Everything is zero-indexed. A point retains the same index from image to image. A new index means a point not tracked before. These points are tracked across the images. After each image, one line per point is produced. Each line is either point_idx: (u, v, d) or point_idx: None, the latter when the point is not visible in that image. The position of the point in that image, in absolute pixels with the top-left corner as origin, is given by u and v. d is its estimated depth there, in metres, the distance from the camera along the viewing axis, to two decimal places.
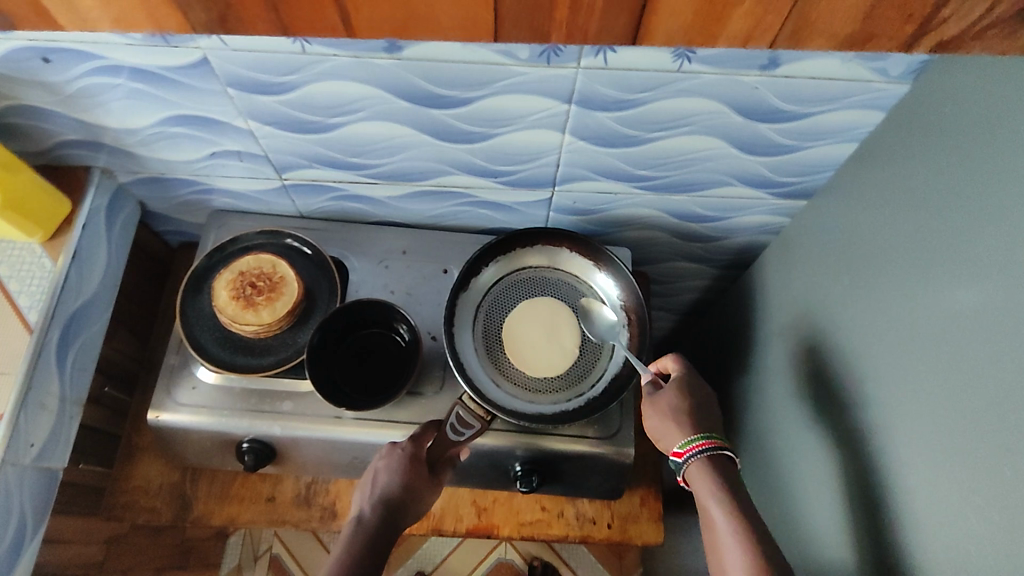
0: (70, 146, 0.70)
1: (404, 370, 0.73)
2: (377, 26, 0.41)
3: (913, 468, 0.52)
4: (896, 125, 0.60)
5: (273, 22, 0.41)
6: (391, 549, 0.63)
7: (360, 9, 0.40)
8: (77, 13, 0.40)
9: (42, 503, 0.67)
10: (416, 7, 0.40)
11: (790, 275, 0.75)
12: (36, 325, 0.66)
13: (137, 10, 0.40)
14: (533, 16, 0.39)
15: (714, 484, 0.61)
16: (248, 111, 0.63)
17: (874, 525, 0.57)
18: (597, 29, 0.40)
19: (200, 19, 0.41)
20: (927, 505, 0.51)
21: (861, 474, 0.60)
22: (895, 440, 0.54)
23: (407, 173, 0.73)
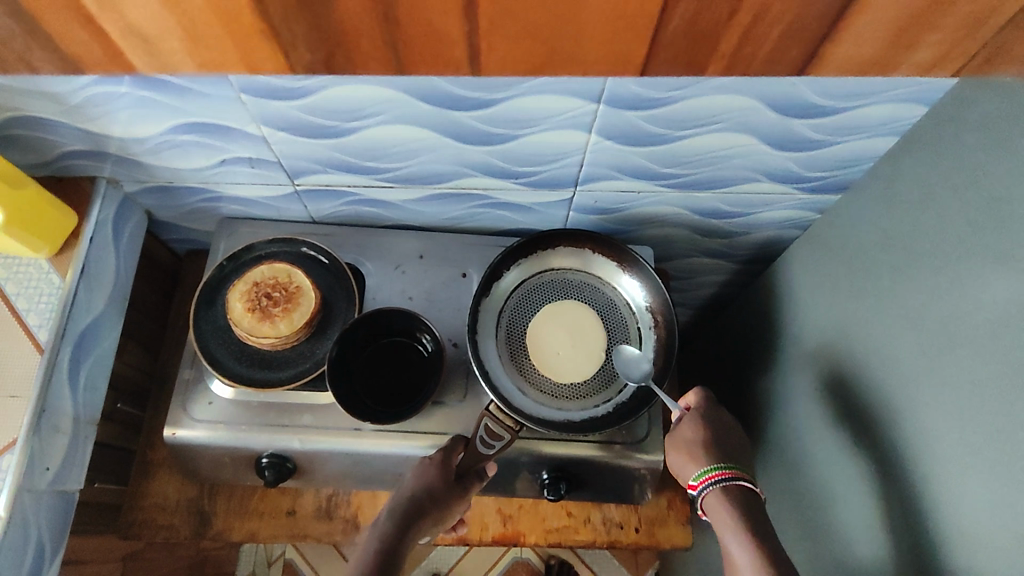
0: (74, 156, 0.67)
1: (427, 380, 0.71)
2: (513, 63, 0.45)
3: (949, 475, 0.51)
4: (936, 119, 0.58)
5: (384, 62, 0.45)
6: (402, 559, 0.61)
7: (494, 51, 0.44)
8: (158, 56, 0.45)
9: (59, 527, 0.65)
10: (559, 50, 0.44)
11: (818, 272, 0.73)
12: (46, 344, 0.63)
13: (237, 51, 0.44)
14: (682, 57, 0.44)
15: (732, 517, 0.59)
16: (261, 117, 0.60)
17: (905, 533, 0.56)
18: (748, 66, 0.45)
19: (301, 60, 0.45)
20: (962, 513, 0.50)
21: (890, 479, 0.58)
22: (929, 445, 0.53)
23: (424, 176, 0.70)
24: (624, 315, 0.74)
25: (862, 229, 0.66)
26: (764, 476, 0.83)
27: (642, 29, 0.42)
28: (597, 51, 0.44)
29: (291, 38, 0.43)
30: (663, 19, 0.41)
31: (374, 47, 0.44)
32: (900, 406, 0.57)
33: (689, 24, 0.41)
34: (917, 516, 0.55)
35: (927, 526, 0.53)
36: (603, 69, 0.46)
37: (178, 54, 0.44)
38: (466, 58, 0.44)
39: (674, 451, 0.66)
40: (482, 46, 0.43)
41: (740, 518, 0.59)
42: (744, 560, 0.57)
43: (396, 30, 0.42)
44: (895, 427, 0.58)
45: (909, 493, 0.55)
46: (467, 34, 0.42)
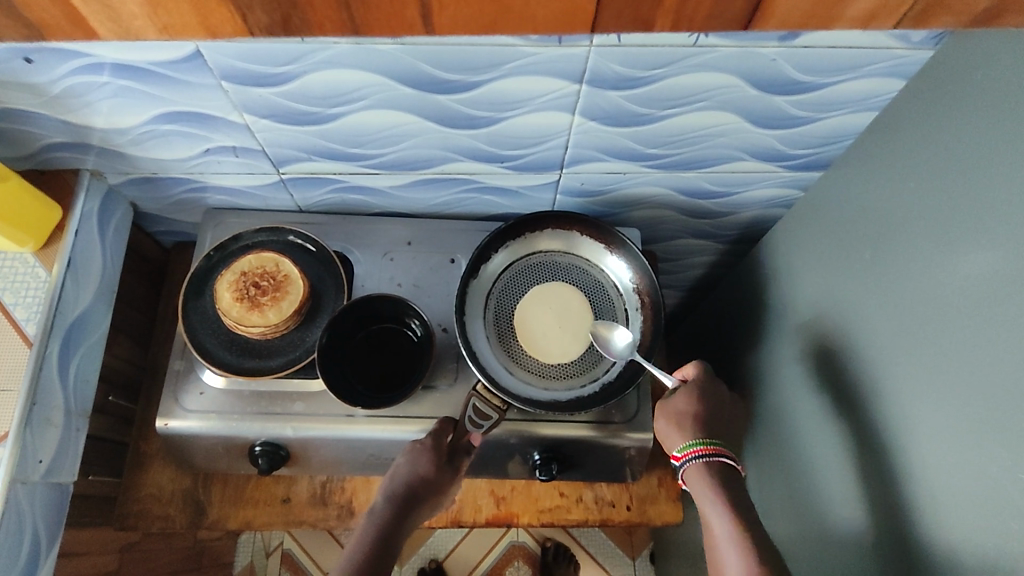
0: (58, 148, 0.67)
1: (417, 365, 0.71)
2: (464, 22, 0.43)
3: (926, 443, 0.52)
4: (915, 92, 0.58)
5: (340, 23, 0.43)
6: (402, 543, 0.61)
7: (444, 11, 0.42)
8: (119, 22, 0.43)
9: (53, 519, 0.65)
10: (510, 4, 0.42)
11: (802, 250, 0.74)
12: (35, 338, 0.64)
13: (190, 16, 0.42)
14: (638, 7, 0.42)
15: (712, 491, 0.60)
16: (244, 104, 0.60)
17: (885, 502, 0.57)
18: (704, 17, 0.43)
19: (259, 21, 0.43)
20: (937, 479, 0.51)
21: (871, 451, 0.59)
22: (908, 415, 0.54)
23: (409, 162, 0.70)
24: (611, 295, 0.74)
25: (844, 205, 0.67)
26: (752, 453, 0.84)
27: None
28: (551, 5, 0.42)
29: None
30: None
31: (328, 7, 0.42)
32: (880, 377, 0.58)
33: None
34: (896, 485, 0.56)
35: (904, 494, 0.54)
36: (557, 25, 0.44)
37: (135, 16, 0.42)
38: (420, 18, 0.43)
39: (663, 420, 0.66)
40: (435, 5, 0.42)
41: (720, 493, 0.60)
42: (721, 532, 0.58)
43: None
44: (875, 398, 0.58)
45: (888, 462, 0.56)
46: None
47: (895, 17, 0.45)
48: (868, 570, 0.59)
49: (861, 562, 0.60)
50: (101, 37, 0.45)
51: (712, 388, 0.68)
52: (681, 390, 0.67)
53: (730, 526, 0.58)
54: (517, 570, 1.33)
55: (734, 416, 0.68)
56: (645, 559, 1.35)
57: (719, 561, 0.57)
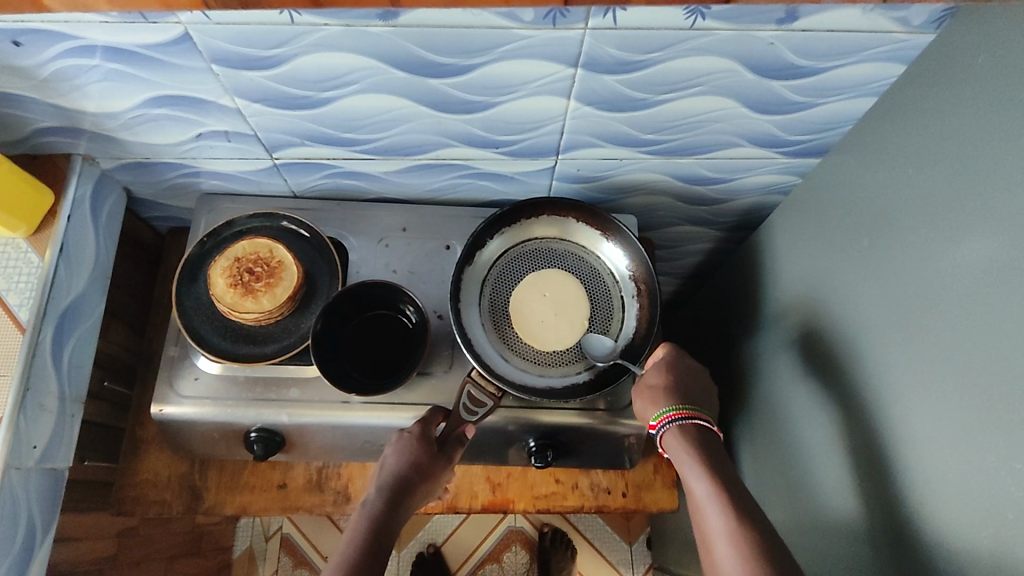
0: (49, 133, 0.66)
1: (412, 352, 0.71)
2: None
3: (923, 430, 0.52)
4: (916, 77, 0.57)
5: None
6: (398, 532, 0.61)
7: None
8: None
9: (49, 503, 0.66)
10: None
11: (800, 238, 0.73)
12: (28, 324, 0.63)
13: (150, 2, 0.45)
14: None
15: (689, 454, 0.60)
16: (235, 88, 0.60)
17: (880, 489, 0.57)
18: None
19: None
20: (934, 467, 0.50)
21: (866, 437, 0.59)
22: (905, 402, 0.54)
23: (404, 147, 0.70)
24: (607, 283, 0.74)
25: (843, 192, 0.66)
26: (748, 441, 0.84)
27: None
28: None
29: None
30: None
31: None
32: (877, 366, 0.57)
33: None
34: (891, 474, 0.55)
35: (899, 481, 0.54)
36: None
37: None
38: None
39: (640, 395, 0.67)
40: None
41: (697, 456, 0.60)
42: (702, 492, 0.57)
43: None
44: (871, 386, 0.58)
45: (884, 450, 0.56)
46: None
47: None
48: (863, 558, 0.59)
49: (855, 549, 0.60)
50: (46, 7, 0.46)
51: (683, 360, 0.69)
52: (650, 368, 0.68)
53: (711, 487, 0.57)
54: (515, 555, 1.34)
55: (711, 392, 0.68)
56: (642, 544, 1.36)
57: (705, 523, 0.56)
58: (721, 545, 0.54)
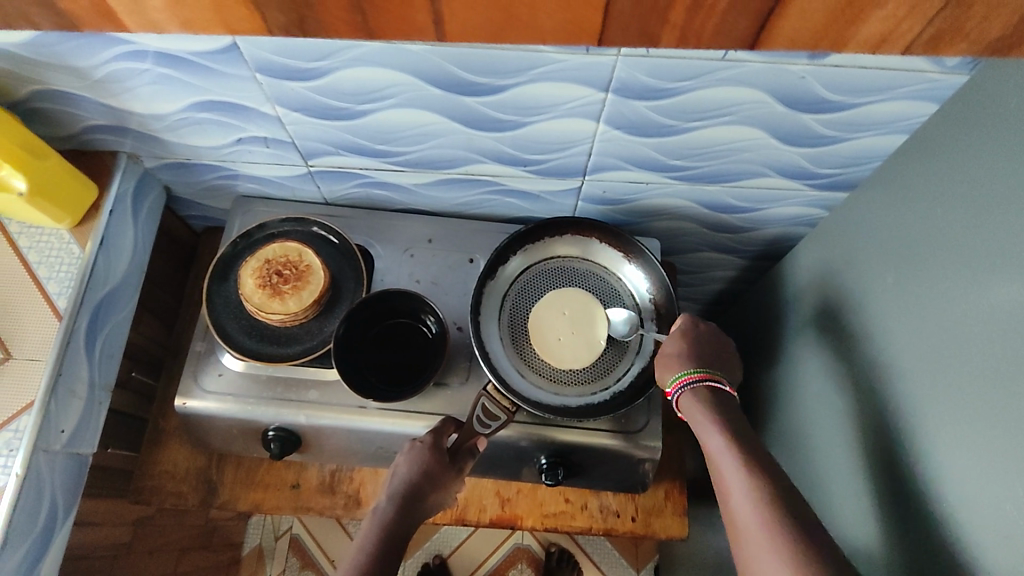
0: (98, 131, 0.69)
1: (430, 361, 0.72)
2: (471, 31, 0.43)
3: (945, 471, 0.51)
4: (949, 117, 0.57)
5: (354, 24, 0.43)
6: (408, 539, 0.62)
7: (451, 17, 0.42)
8: (144, 14, 0.42)
9: (71, 489, 0.67)
10: (518, 15, 0.41)
11: (825, 272, 0.73)
12: (65, 312, 0.66)
13: (211, 16, 0.42)
14: (643, 26, 0.41)
15: (704, 414, 0.61)
16: (276, 97, 0.62)
17: (901, 530, 0.56)
18: (712, 35, 0.42)
19: (277, 20, 0.42)
20: (956, 512, 0.49)
21: (889, 476, 0.58)
22: (930, 443, 0.53)
23: (434, 161, 0.71)
24: (627, 304, 0.74)
25: (870, 227, 0.66)
26: None
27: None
28: (557, 15, 0.41)
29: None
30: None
31: (340, 9, 0.41)
32: (900, 404, 0.57)
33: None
34: (911, 516, 0.54)
35: (919, 523, 0.53)
36: (568, 37, 0.43)
37: (158, 11, 0.41)
38: (430, 23, 0.42)
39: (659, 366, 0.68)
40: (444, 10, 0.41)
41: (713, 414, 0.60)
42: (716, 447, 0.58)
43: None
44: (894, 424, 0.57)
45: (905, 490, 0.55)
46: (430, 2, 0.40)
47: (905, 43, 0.43)
48: None
49: None
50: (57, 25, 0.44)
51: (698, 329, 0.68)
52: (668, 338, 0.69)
53: (725, 442, 0.57)
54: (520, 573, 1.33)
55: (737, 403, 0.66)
56: (650, 571, 1.34)
57: (721, 476, 0.56)
58: (736, 494, 0.54)
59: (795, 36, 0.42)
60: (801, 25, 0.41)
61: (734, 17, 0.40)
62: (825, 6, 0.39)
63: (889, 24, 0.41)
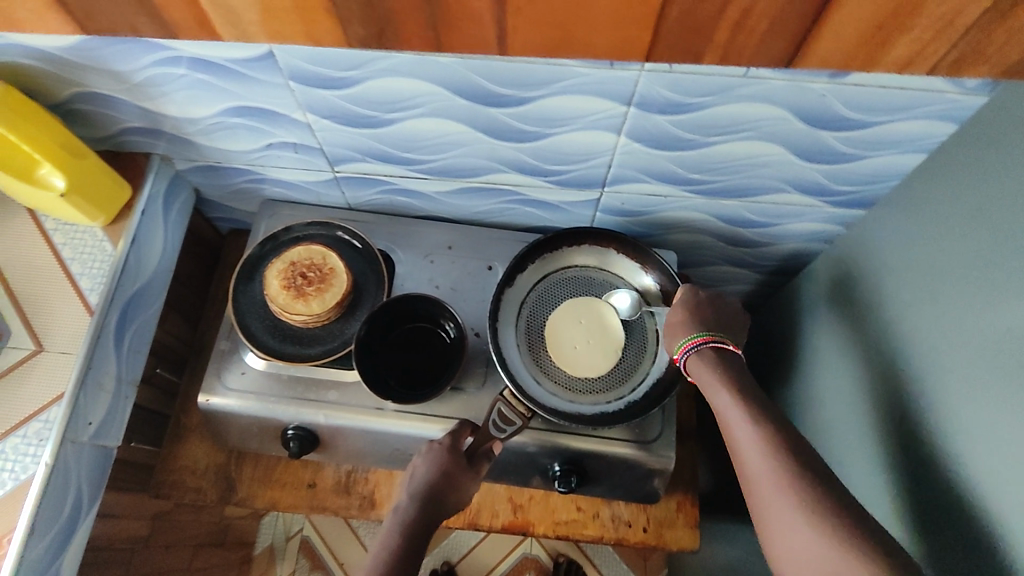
0: (133, 133, 0.72)
1: (447, 366, 0.73)
2: (530, 46, 0.46)
3: (968, 490, 0.51)
4: (969, 137, 0.58)
5: (426, 39, 0.46)
6: (429, 538, 0.62)
7: (516, 34, 0.45)
8: (237, 26, 0.45)
9: (97, 479, 0.69)
10: (572, 34, 0.44)
11: (843, 288, 0.74)
12: (96, 307, 0.68)
13: (296, 27, 0.45)
14: (690, 44, 0.44)
15: (708, 371, 0.61)
16: (308, 104, 0.64)
17: (921, 549, 0.56)
18: (752, 53, 0.44)
19: (356, 34, 0.46)
20: (977, 529, 0.50)
21: (910, 494, 0.58)
22: (950, 459, 0.53)
23: (457, 169, 0.73)
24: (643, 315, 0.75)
25: (889, 244, 0.66)
26: None
27: (655, 9, 0.41)
28: (609, 34, 0.44)
29: (347, 13, 0.44)
30: (666, 7, 0.41)
31: (416, 24, 0.45)
32: (924, 423, 0.57)
33: (689, 14, 0.41)
34: (931, 532, 0.55)
35: (940, 539, 0.53)
36: (617, 53, 0.46)
37: (251, 23, 0.45)
38: (496, 40, 0.45)
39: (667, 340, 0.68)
40: (509, 27, 0.44)
41: (716, 371, 0.60)
42: (722, 403, 0.58)
43: (436, 12, 0.43)
44: (916, 442, 0.58)
45: (925, 507, 0.56)
46: (497, 20, 0.43)
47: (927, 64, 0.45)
48: None
49: None
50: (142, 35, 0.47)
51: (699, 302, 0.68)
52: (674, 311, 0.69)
53: (730, 398, 0.57)
54: None
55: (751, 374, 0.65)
56: None
57: (732, 435, 0.56)
58: (748, 450, 0.54)
59: (828, 57, 0.45)
60: (836, 44, 0.43)
61: (771, 36, 0.43)
62: (858, 29, 0.42)
63: (915, 48, 0.44)
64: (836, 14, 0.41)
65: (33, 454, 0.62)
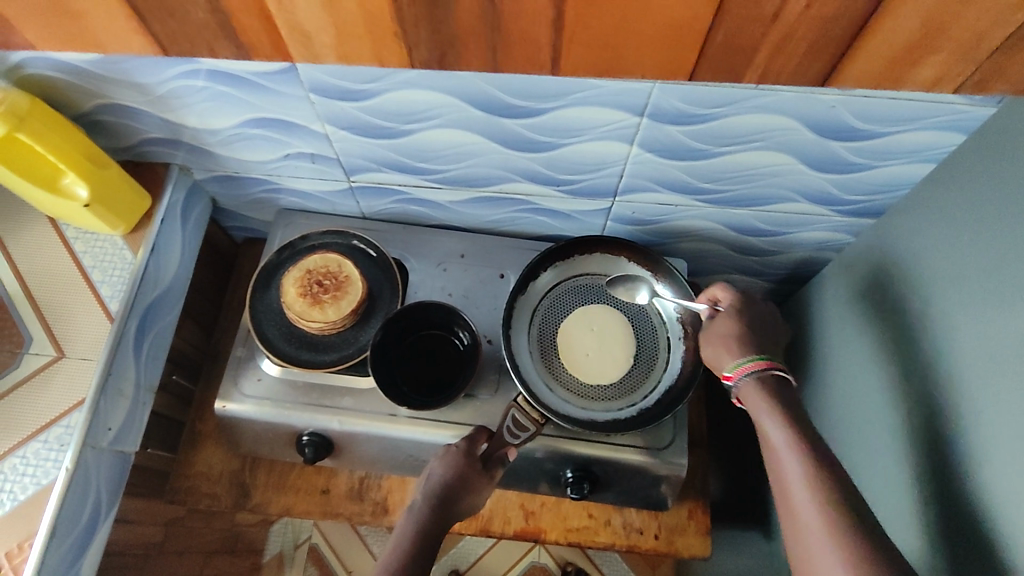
0: (153, 143, 0.73)
1: (461, 373, 0.74)
2: (583, 65, 0.48)
3: (986, 496, 0.51)
4: (978, 147, 0.59)
5: (485, 57, 0.47)
6: (442, 538, 0.63)
7: (571, 54, 0.47)
8: (310, 48, 0.48)
9: (114, 484, 0.70)
10: (622, 54, 0.46)
11: (854, 296, 0.74)
12: (117, 314, 0.69)
13: (365, 46, 0.47)
14: (727, 62, 0.46)
15: (769, 403, 0.58)
16: (327, 115, 0.65)
17: (940, 555, 0.56)
18: (788, 71, 0.46)
19: (421, 55, 0.48)
20: (996, 531, 0.50)
21: (927, 501, 0.58)
22: (969, 465, 0.53)
23: (471, 178, 0.74)
24: (654, 322, 0.76)
25: (899, 253, 0.67)
26: None
27: (698, 31, 0.44)
28: (656, 55, 0.46)
29: (415, 38, 0.46)
30: (714, 28, 0.43)
31: (479, 46, 0.46)
32: (940, 430, 0.57)
33: (731, 37, 0.44)
34: (952, 537, 0.55)
35: (960, 544, 0.54)
36: (660, 73, 0.48)
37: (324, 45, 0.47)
38: (551, 59, 0.47)
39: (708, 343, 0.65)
40: (564, 44, 0.46)
41: (778, 405, 0.58)
42: (778, 437, 0.55)
43: (497, 36, 0.45)
44: (933, 449, 0.58)
45: (947, 512, 0.56)
46: (556, 44, 0.45)
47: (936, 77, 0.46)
48: None
49: None
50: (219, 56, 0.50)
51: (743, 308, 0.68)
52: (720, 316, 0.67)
53: (789, 433, 0.55)
54: None
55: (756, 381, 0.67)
56: None
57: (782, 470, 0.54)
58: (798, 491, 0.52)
59: (855, 78, 0.47)
60: (855, 60, 0.44)
61: (806, 55, 0.45)
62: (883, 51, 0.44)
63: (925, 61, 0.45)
64: (867, 36, 0.43)
65: (55, 459, 0.63)
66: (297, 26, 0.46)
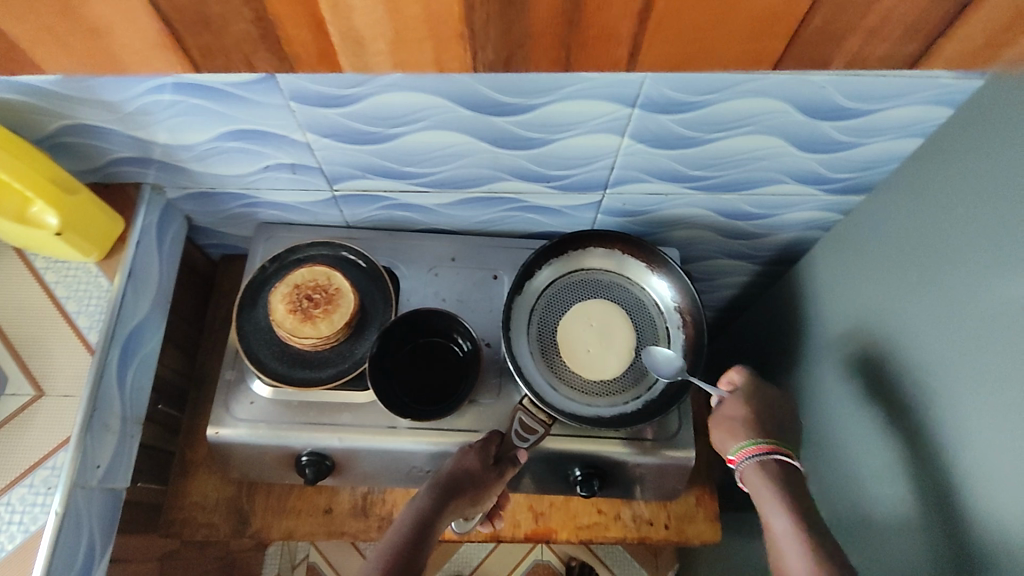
0: (122, 163, 0.70)
1: (461, 380, 0.73)
2: (659, 62, 0.46)
3: (987, 464, 0.52)
4: (965, 119, 0.59)
5: (556, 57, 0.45)
6: (441, 532, 0.61)
7: (648, 47, 0.44)
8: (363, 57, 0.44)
9: (107, 524, 0.67)
10: (704, 47, 0.44)
11: (845, 273, 0.75)
12: (97, 346, 0.65)
13: (428, 44, 0.44)
14: (807, 52, 0.45)
15: (771, 490, 0.60)
16: (308, 124, 0.63)
17: (943, 525, 0.56)
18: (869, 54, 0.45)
19: (484, 59, 0.45)
20: (1000, 497, 0.50)
21: (925, 473, 0.59)
22: (967, 433, 0.54)
23: (459, 180, 0.72)
24: (653, 313, 0.75)
25: (889, 228, 0.67)
26: None
27: (782, 26, 0.42)
28: (737, 45, 0.44)
29: (482, 39, 0.43)
30: (810, 12, 0.42)
31: (549, 47, 0.44)
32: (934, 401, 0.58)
33: (829, 18, 0.42)
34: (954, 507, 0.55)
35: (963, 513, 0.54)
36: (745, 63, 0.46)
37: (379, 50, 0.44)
38: (627, 56, 0.45)
39: (717, 427, 0.67)
40: (641, 44, 0.44)
41: (781, 492, 0.59)
42: (781, 527, 0.58)
43: (574, 32, 0.43)
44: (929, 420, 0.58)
45: (946, 482, 0.56)
46: (634, 36, 0.43)
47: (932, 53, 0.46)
48: None
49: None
50: (256, 70, 0.46)
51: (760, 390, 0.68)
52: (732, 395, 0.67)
53: (790, 522, 0.57)
54: None
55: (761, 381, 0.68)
56: None
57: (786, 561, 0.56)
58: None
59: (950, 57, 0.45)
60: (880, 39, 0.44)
61: (889, 37, 0.44)
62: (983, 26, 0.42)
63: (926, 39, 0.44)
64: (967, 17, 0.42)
65: (42, 503, 0.60)
66: (352, 33, 0.42)
